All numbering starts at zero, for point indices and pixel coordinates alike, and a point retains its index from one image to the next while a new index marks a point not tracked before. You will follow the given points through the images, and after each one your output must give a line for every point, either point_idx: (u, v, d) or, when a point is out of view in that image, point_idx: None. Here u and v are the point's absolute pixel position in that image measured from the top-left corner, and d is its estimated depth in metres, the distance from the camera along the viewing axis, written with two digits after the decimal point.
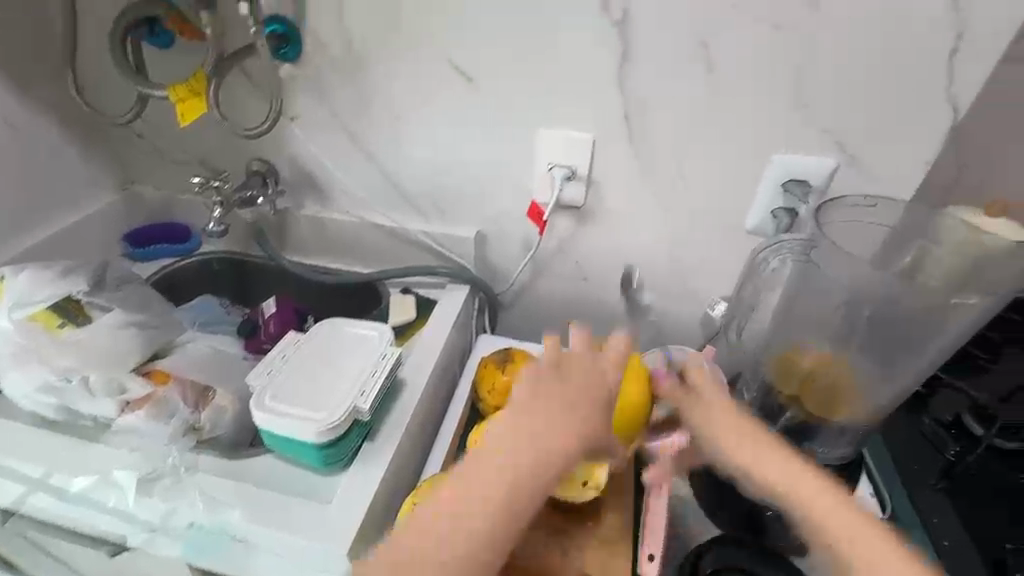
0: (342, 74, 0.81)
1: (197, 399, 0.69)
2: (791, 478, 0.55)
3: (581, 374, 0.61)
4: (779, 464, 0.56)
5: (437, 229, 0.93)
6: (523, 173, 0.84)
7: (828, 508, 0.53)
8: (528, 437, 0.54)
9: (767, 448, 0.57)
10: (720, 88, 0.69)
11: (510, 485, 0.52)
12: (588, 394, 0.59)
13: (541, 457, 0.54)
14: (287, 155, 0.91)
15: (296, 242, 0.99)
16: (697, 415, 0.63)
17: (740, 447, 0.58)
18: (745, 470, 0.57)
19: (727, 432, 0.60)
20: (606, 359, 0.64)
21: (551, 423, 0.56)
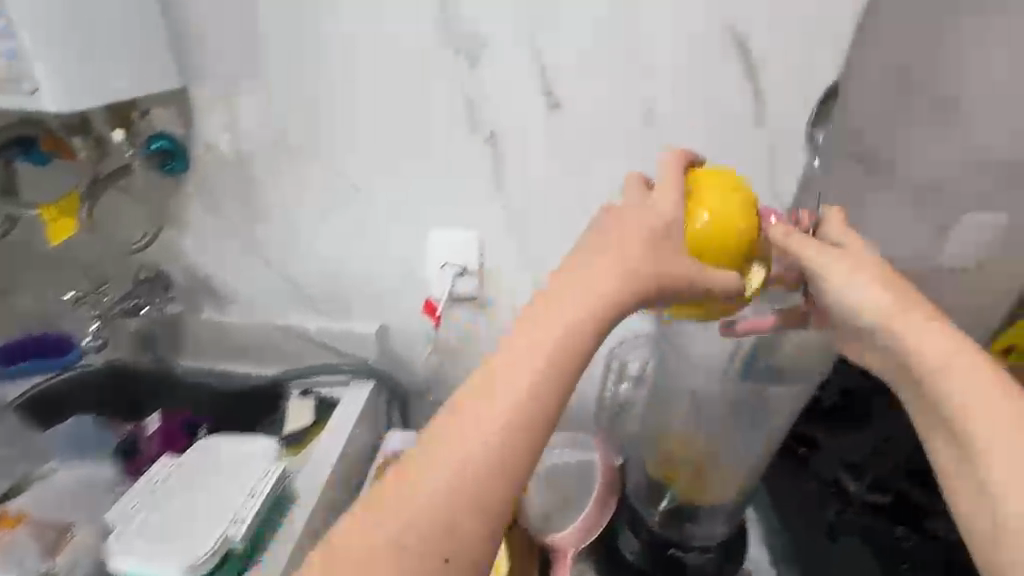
0: (231, 186, 0.83)
1: (51, 545, 0.64)
2: (904, 321, 0.48)
3: (633, 213, 0.47)
4: (892, 303, 0.49)
5: (339, 326, 0.93)
6: (418, 270, 0.86)
7: (965, 360, 0.46)
8: (565, 301, 0.42)
9: (898, 286, 0.50)
10: (584, 191, 0.77)
11: (552, 344, 0.41)
12: (639, 233, 0.46)
13: (580, 292, 0.43)
14: (177, 262, 0.90)
15: (190, 346, 0.95)
16: (826, 269, 0.52)
17: (857, 268, 0.51)
18: (881, 310, 0.49)
19: (870, 281, 0.51)
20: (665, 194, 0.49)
21: (595, 279, 0.43)
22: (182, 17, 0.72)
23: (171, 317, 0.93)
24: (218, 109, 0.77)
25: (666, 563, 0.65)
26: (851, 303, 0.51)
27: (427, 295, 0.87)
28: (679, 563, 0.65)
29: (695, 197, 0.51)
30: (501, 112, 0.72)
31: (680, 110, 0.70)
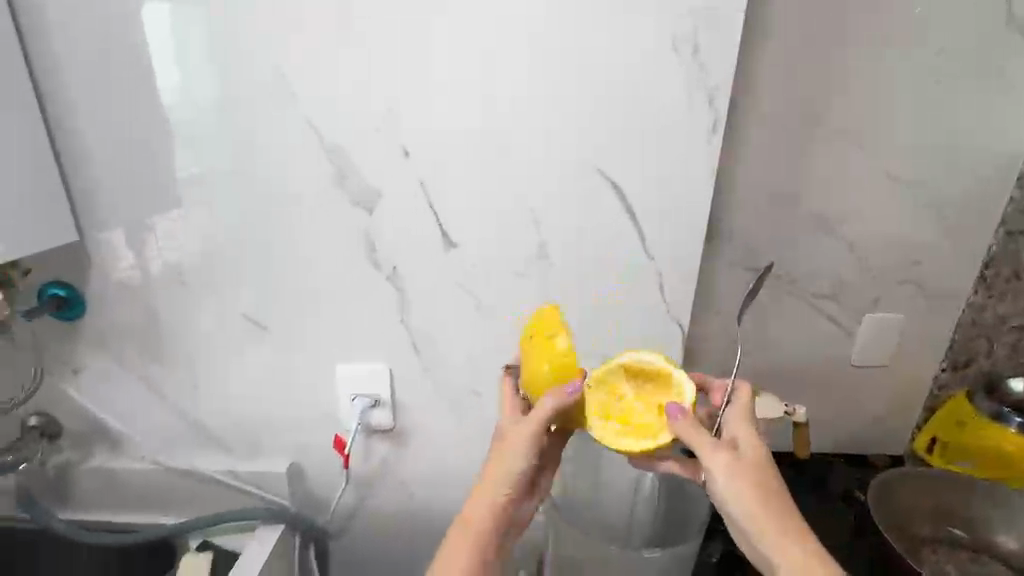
0: (132, 327, 0.81)
1: None
2: (768, 532, 0.55)
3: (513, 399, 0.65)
4: (760, 514, 0.56)
5: (246, 465, 0.88)
6: (328, 402, 0.84)
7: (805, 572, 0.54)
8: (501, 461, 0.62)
9: (777, 503, 0.56)
10: (490, 322, 0.78)
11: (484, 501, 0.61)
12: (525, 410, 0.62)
13: (503, 463, 0.61)
14: (69, 406, 0.85)
15: (81, 497, 0.88)
16: (713, 471, 0.57)
17: (745, 481, 0.56)
18: (757, 524, 0.56)
19: (751, 495, 0.56)
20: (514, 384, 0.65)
21: (504, 454, 0.61)
22: (85, 175, 0.74)
23: (62, 466, 0.86)
24: (120, 255, 0.77)
25: None
26: (718, 500, 0.58)
27: (339, 429, 0.85)
28: None
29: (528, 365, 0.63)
30: (400, 252, 0.75)
31: (570, 247, 0.74)
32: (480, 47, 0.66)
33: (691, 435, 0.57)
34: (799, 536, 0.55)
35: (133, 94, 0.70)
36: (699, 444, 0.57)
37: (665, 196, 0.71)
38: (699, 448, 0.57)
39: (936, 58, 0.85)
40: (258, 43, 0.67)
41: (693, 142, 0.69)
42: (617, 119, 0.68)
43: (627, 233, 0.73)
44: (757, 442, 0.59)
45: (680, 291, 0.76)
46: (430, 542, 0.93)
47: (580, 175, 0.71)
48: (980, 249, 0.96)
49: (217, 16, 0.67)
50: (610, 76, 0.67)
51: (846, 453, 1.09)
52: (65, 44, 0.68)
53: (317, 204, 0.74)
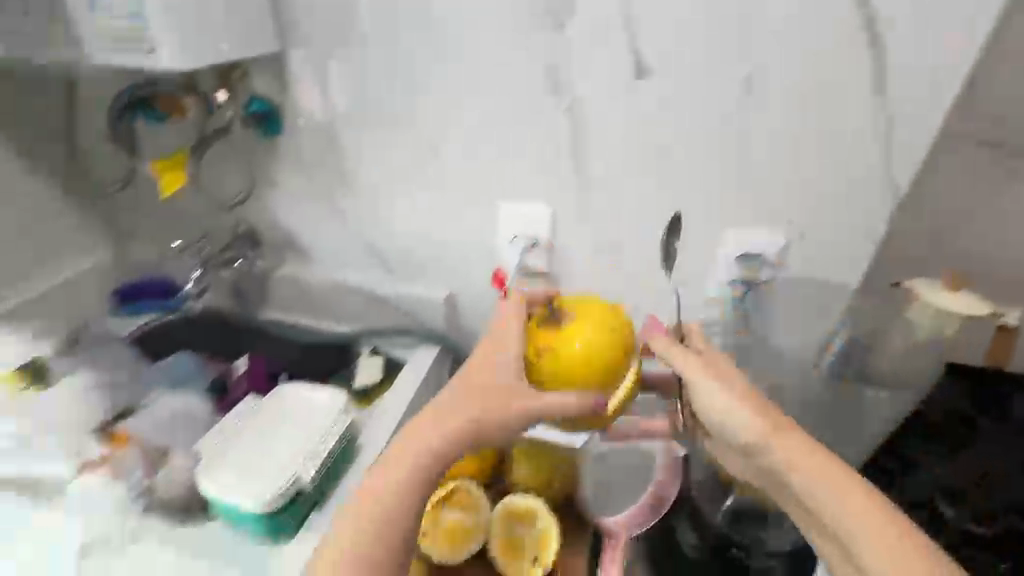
0: (319, 148, 0.86)
1: (154, 463, 0.70)
2: (769, 433, 0.53)
3: (504, 336, 0.62)
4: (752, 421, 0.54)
5: (410, 291, 0.95)
6: (488, 240, 0.86)
7: (819, 467, 0.50)
8: (454, 412, 0.56)
9: (762, 407, 0.55)
10: (668, 167, 0.73)
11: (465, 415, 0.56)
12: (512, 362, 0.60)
13: (477, 398, 0.57)
14: (268, 218, 0.96)
15: (277, 299, 1.01)
16: (691, 384, 0.58)
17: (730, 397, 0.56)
18: (753, 430, 0.54)
19: (737, 402, 0.55)
20: (514, 324, 0.63)
21: (486, 380, 0.58)
22: None
23: (261, 272, 1.00)
24: (312, 71, 0.80)
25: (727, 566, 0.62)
26: (712, 414, 0.56)
27: (497, 266, 0.88)
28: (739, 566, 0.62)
29: (542, 341, 0.63)
30: (583, 82, 0.70)
31: (780, 81, 0.65)
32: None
33: (668, 349, 0.61)
34: (802, 438, 0.53)
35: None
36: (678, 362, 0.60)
37: (923, 16, 0.59)
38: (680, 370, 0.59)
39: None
40: None
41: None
42: None
43: (856, 66, 0.63)
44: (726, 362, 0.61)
45: (909, 145, 0.64)
46: None
47: None
48: None
49: None
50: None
51: None
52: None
53: (503, 21, 0.70)
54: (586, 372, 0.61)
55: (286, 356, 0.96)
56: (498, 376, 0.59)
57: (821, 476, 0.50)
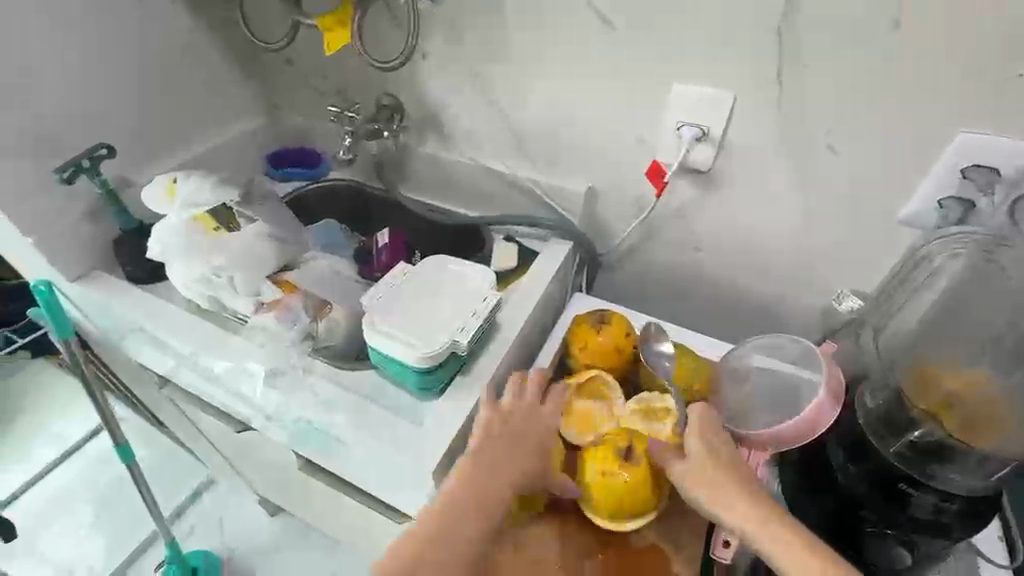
0: (475, 11, 0.79)
1: (315, 312, 0.77)
2: (710, 489, 0.56)
3: (518, 419, 0.65)
4: (737, 501, 0.55)
5: (550, 181, 0.91)
6: (647, 129, 0.78)
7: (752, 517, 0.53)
8: (467, 487, 0.58)
9: (720, 472, 0.57)
10: (908, 47, 0.59)
11: (480, 482, 0.59)
12: (521, 443, 0.63)
13: (480, 471, 0.59)
14: (414, 92, 0.93)
15: (412, 177, 1.02)
16: (670, 461, 0.59)
17: (705, 480, 0.56)
18: (709, 493, 0.56)
19: (693, 470, 0.57)
20: (543, 408, 0.67)
21: (486, 454, 0.61)
22: None
23: (401, 146, 1.00)
24: None
25: (890, 495, 0.59)
26: (680, 481, 0.58)
27: (653, 159, 0.80)
28: (907, 500, 0.58)
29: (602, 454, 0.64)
30: None
31: None
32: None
33: (664, 456, 0.60)
34: (760, 501, 0.54)
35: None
36: (666, 459, 0.59)
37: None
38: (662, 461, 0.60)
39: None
40: None
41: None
42: None
43: None
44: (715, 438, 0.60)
45: None
46: (699, 301, 0.93)
47: None
48: None
49: None
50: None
51: None
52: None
53: None
54: (635, 495, 0.62)
55: (410, 230, 1.02)
56: (506, 446, 0.62)
57: (756, 527, 0.53)
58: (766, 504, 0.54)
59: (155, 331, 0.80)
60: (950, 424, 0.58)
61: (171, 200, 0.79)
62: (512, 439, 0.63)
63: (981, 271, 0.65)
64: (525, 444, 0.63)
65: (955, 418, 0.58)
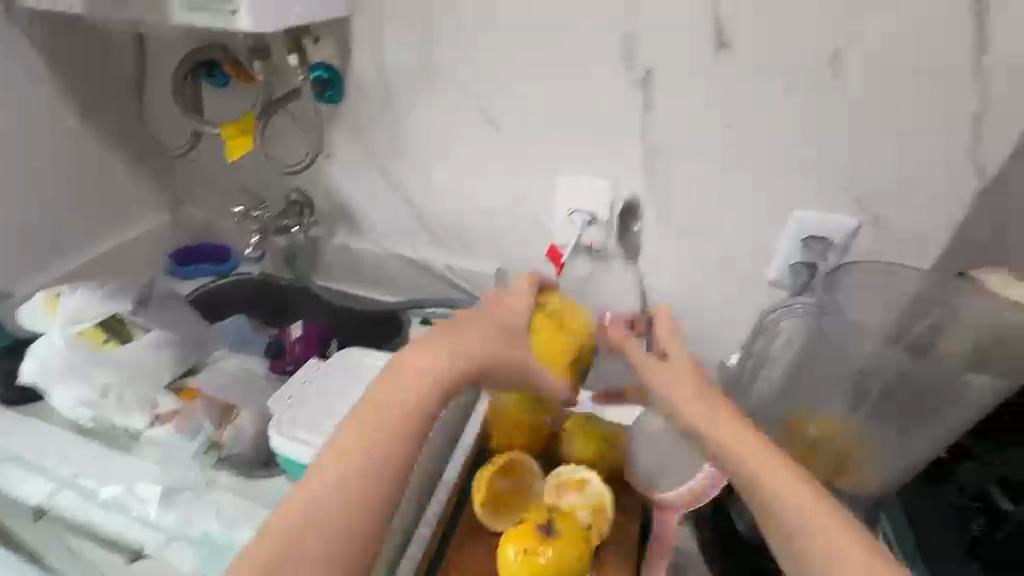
0: (376, 116, 0.86)
1: (221, 416, 0.74)
2: (677, 397, 0.54)
3: (426, 344, 0.56)
4: (692, 387, 0.55)
5: (460, 264, 0.95)
6: (543, 215, 0.86)
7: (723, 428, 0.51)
8: (357, 445, 0.50)
9: (688, 384, 0.55)
10: (742, 144, 0.71)
11: (431, 377, 0.54)
12: (427, 377, 0.53)
13: (373, 414, 0.51)
14: (322, 187, 0.97)
15: (325, 267, 1.03)
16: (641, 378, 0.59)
17: (665, 371, 0.57)
18: (675, 399, 0.55)
19: (659, 381, 0.57)
20: (463, 323, 0.59)
21: (385, 393, 0.53)
22: None
23: (311, 239, 1.01)
24: (377, 45, 0.80)
25: None
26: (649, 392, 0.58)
27: (550, 242, 0.87)
28: None
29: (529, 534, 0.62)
30: (659, 50, 0.68)
31: (874, 56, 0.62)
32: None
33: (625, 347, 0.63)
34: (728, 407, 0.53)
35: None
36: (632, 353, 0.62)
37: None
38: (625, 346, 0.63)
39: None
40: None
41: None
42: None
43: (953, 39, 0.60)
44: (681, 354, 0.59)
45: (1000, 130, 0.63)
46: None
47: None
48: None
49: None
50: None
51: None
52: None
53: None
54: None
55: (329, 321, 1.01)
56: (398, 405, 0.52)
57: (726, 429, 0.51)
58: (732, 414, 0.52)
59: (25, 460, 0.71)
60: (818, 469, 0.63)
61: (53, 314, 0.76)
62: (401, 384, 0.53)
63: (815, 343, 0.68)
64: (428, 378, 0.53)
65: (821, 461, 0.64)
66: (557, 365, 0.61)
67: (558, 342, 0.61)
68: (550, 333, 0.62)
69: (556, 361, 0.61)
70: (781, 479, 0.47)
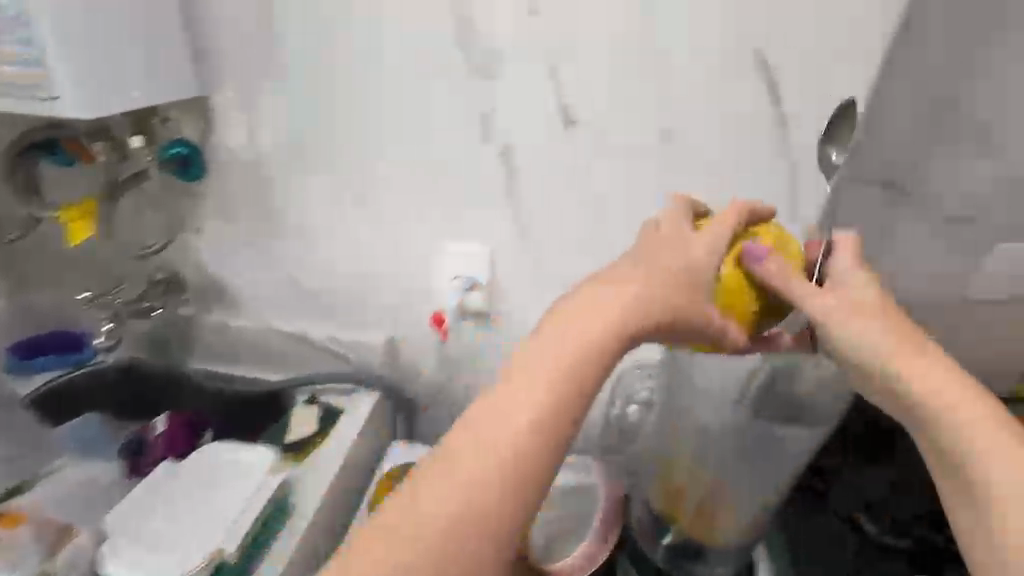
0: (242, 190, 0.83)
1: (57, 537, 0.64)
2: (911, 363, 0.40)
3: (569, 311, 0.39)
4: (882, 328, 0.42)
5: (345, 334, 0.93)
6: (426, 283, 0.85)
7: (962, 405, 0.38)
8: (480, 447, 0.33)
9: (909, 332, 0.41)
10: (603, 210, 0.75)
11: (576, 331, 0.37)
12: (565, 351, 0.36)
13: (506, 401, 0.35)
14: (189, 263, 0.90)
15: (199, 347, 0.95)
16: (849, 336, 0.42)
17: (860, 310, 0.43)
18: (906, 369, 0.40)
19: (869, 331, 0.42)
20: (607, 272, 0.42)
21: (523, 377, 0.36)
22: (208, 28, 0.74)
23: (184, 318, 0.94)
24: (237, 122, 0.79)
25: None
26: (853, 350, 0.42)
27: (434, 309, 0.87)
28: None
29: None
30: (514, 125, 0.72)
31: (702, 134, 0.68)
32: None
33: (779, 277, 0.44)
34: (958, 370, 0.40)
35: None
36: (796, 279, 0.44)
37: (823, 90, 0.64)
38: (787, 287, 0.44)
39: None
40: None
41: (878, 31, 0.61)
42: None
43: (763, 113, 0.66)
44: (865, 286, 0.44)
45: (815, 187, 0.69)
46: None
47: (732, 53, 0.64)
48: None
49: None
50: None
51: None
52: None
53: (432, 70, 0.70)
54: None
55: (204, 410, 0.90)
56: (540, 376, 0.36)
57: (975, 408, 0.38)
58: (970, 388, 0.39)
59: None
60: (683, 517, 0.64)
61: None
62: (550, 356, 0.36)
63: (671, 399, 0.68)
64: (587, 346, 0.37)
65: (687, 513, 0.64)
66: (727, 305, 0.45)
67: (735, 300, 0.45)
68: (723, 289, 0.44)
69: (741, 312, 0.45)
70: (1001, 473, 0.36)
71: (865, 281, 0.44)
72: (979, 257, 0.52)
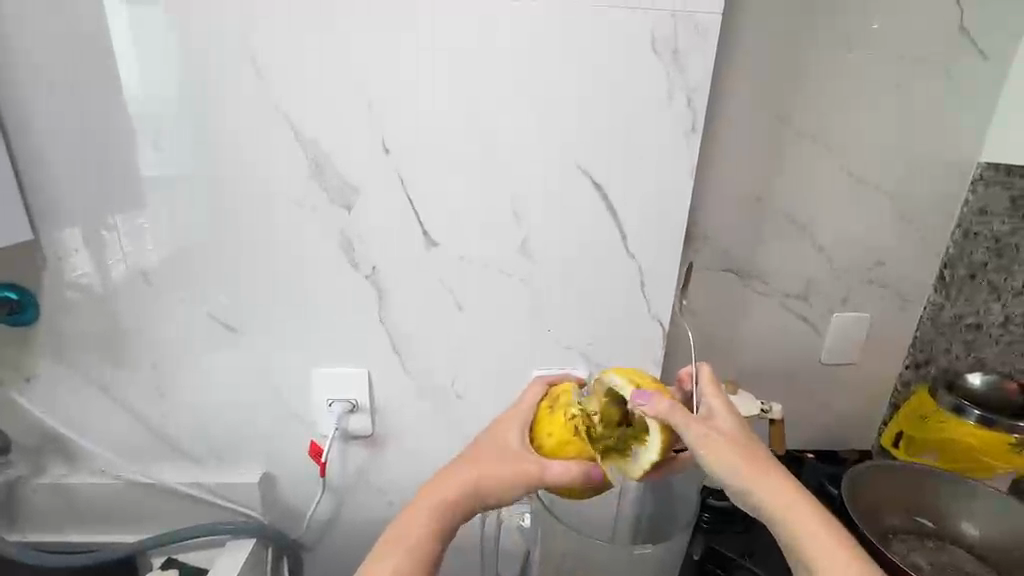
0: (85, 330, 0.76)
1: None
2: (758, 480, 0.54)
3: (450, 474, 0.58)
4: (741, 453, 0.55)
5: (214, 478, 0.83)
6: (304, 410, 0.81)
7: (794, 511, 0.53)
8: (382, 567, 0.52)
9: (757, 456, 0.55)
10: (476, 322, 0.77)
11: (430, 509, 0.55)
12: (446, 499, 0.56)
13: (402, 534, 0.54)
14: (17, 416, 0.79)
15: (30, 514, 0.82)
16: (718, 459, 0.54)
17: (724, 438, 0.55)
18: (753, 486, 0.54)
19: (731, 457, 0.54)
20: (523, 413, 0.64)
21: (414, 515, 0.55)
22: (38, 166, 0.69)
23: (8, 484, 0.80)
24: (79, 261, 0.73)
25: None
26: (723, 473, 0.54)
27: (312, 438, 0.82)
28: None
29: None
30: (380, 250, 0.73)
31: (555, 250, 0.74)
32: (462, 27, 0.65)
33: (672, 410, 0.55)
34: (785, 480, 0.55)
35: (91, 69, 0.66)
36: (676, 411, 0.56)
37: (651, 207, 0.73)
38: (672, 417, 0.56)
39: (911, 65, 0.88)
40: (224, 49, 0.66)
41: (687, 156, 0.71)
42: (588, 105, 0.69)
43: (607, 226, 0.73)
44: (730, 417, 0.59)
45: (660, 287, 0.76)
46: None
47: (572, 178, 0.71)
48: (937, 250, 0.99)
49: (183, 48, 0.65)
50: (598, 63, 0.67)
51: (820, 449, 1.09)
52: (13, 5, 0.64)
53: (294, 201, 0.71)
54: None
55: None
56: (421, 517, 0.55)
57: (800, 513, 0.53)
58: (801, 495, 0.54)
59: None
60: None
61: None
62: (429, 503, 0.56)
63: (554, 521, 0.71)
64: (456, 497, 0.56)
65: None
66: (560, 448, 0.60)
67: (558, 433, 0.61)
68: (542, 429, 0.62)
69: (569, 450, 0.60)
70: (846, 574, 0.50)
71: (730, 412, 0.59)
72: (840, 153, 0.91)
